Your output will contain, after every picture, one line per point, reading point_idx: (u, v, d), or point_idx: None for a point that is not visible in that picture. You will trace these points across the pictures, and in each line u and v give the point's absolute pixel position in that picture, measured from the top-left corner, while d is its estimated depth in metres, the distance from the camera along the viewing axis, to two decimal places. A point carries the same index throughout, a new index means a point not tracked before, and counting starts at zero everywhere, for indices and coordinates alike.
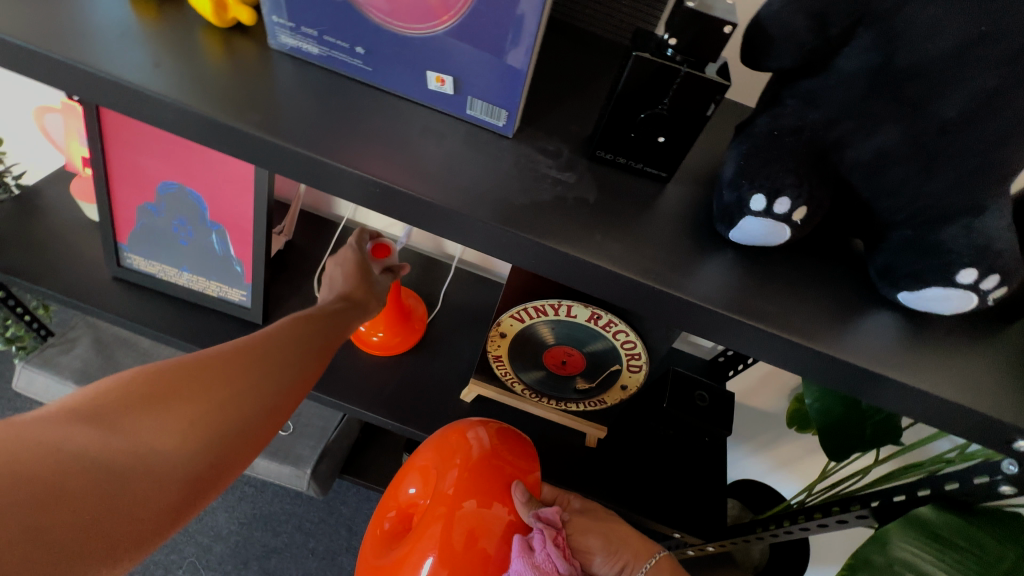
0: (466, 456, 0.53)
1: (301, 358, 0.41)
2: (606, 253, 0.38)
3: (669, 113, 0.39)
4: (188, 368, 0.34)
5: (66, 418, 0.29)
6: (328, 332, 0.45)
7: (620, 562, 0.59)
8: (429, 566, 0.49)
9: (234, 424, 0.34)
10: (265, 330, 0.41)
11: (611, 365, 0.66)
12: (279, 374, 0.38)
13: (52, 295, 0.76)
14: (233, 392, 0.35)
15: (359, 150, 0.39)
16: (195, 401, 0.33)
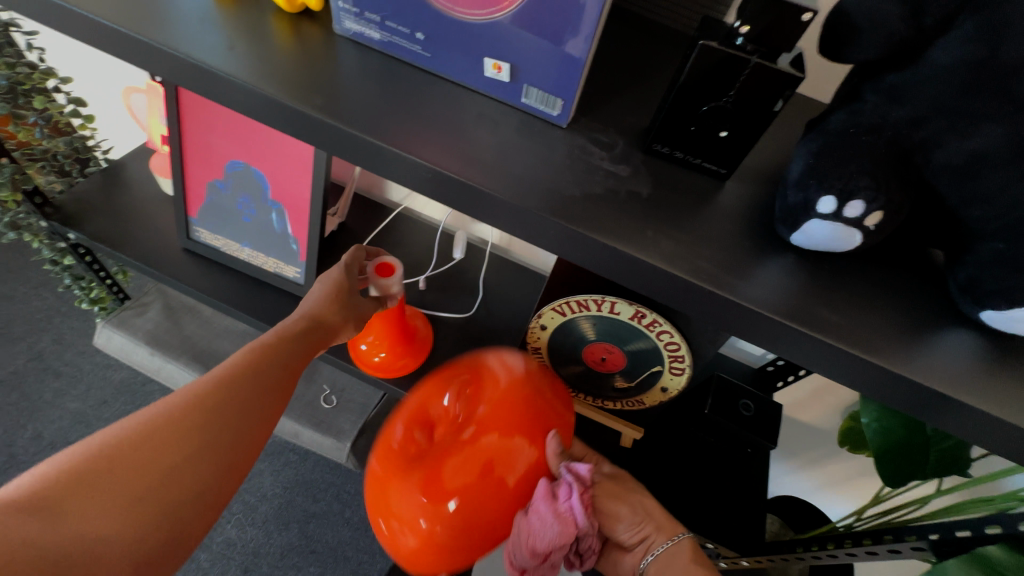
0: (508, 386, 0.51)
1: (250, 407, 0.43)
2: (657, 250, 0.37)
3: (734, 106, 0.37)
4: (134, 442, 0.37)
5: (20, 505, 0.32)
6: (280, 363, 0.47)
7: (643, 533, 0.60)
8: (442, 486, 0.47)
9: (184, 496, 0.38)
10: (219, 374, 0.43)
11: (653, 365, 0.64)
12: (230, 429, 0.41)
13: (130, 262, 0.83)
14: (177, 464, 0.38)
15: (413, 135, 0.39)
16: (144, 475, 0.36)
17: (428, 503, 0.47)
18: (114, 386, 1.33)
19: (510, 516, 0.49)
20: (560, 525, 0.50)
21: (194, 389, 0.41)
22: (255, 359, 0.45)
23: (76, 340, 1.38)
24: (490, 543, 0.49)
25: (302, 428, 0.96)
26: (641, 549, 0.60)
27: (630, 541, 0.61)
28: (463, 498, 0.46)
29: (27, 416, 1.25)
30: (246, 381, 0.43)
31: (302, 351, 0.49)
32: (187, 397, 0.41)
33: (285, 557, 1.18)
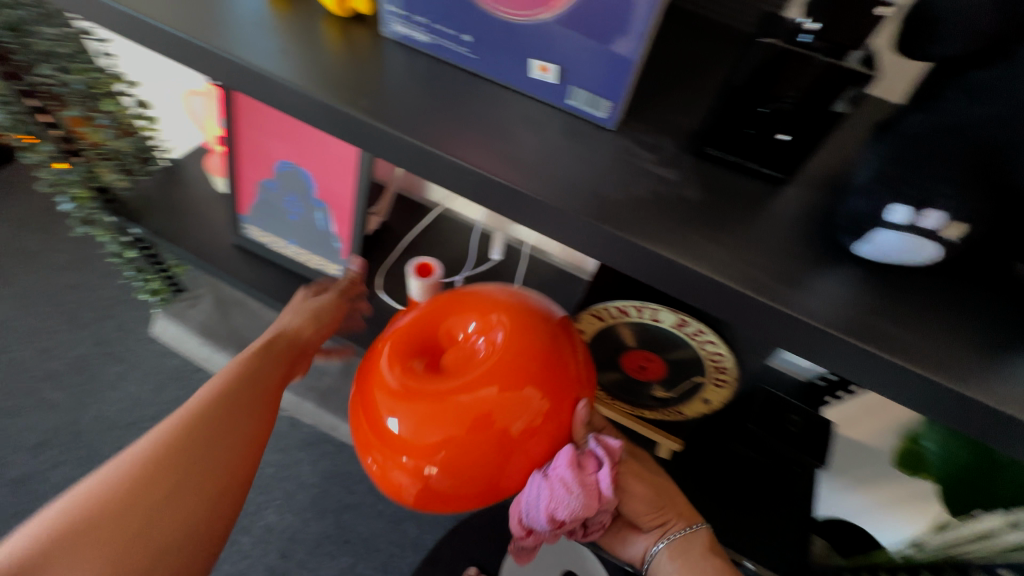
0: (531, 335, 0.47)
1: (229, 433, 0.47)
2: (708, 258, 0.35)
3: (795, 107, 0.35)
4: (122, 483, 0.41)
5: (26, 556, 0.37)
6: (254, 387, 0.51)
7: (662, 517, 0.56)
8: (438, 427, 0.44)
9: (181, 519, 0.42)
10: (194, 408, 0.47)
11: (695, 375, 0.63)
12: (214, 456, 0.45)
13: (186, 255, 0.87)
14: (166, 495, 0.42)
15: (457, 137, 0.39)
16: (137, 508, 0.41)
17: (425, 438, 0.44)
18: (168, 371, 1.41)
19: (508, 467, 0.46)
20: (583, 497, 0.47)
21: (171, 426, 0.45)
22: (229, 387, 0.49)
23: (136, 328, 1.47)
24: (481, 490, 0.47)
25: (340, 420, 0.99)
26: (654, 530, 0.57)
27: (644, 521, 0.57)
28: (459, 441, 0.44)
29: (91, 397, 1.35)
30: (215, 415, 0.47)
31: (275, 372, 0.53)
32: (165, 435, 0.44)
33: (320, 545, 1.22)
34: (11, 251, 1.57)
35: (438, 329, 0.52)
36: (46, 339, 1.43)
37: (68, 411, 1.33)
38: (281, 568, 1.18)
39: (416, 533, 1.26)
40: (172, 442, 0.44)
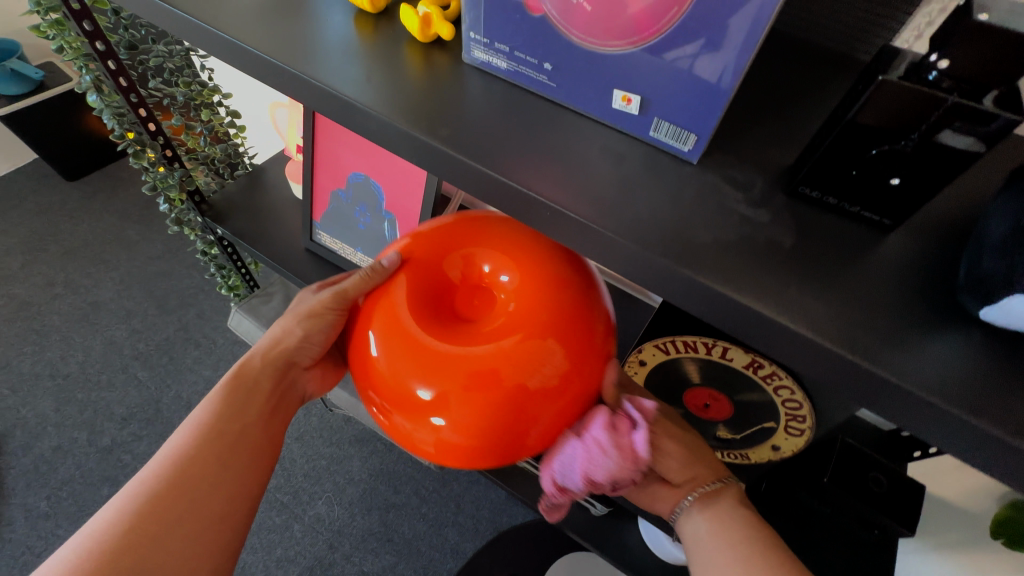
0: (558, 294, 0.47)
1: (213, 473, 0.52)
2: (802, 312, 0.32)
3: (915, 151, 0.31)
4: (123, 530, 0.48)
5: None
6: (232, 428, 0.55)
7: (690, 471, 0.54)
8: (449, 379, 0.44)
9: (179, 552, 0.49)
10: (178, 453, 0.52)
11: (766, 421, 0.58)
12: (200, 494, 0.51)
13: (261, 256, 0.92)
14: (161, 536, 0.48)
15: (534, 169, 0.38)
16: (138, 549, 0.47)
17: (438, 379, 0.45)
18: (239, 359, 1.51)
19: (525, 425, 0.45)
20: (616, 458, 0.46)
21: (156, 474, 0.51)
22: (208, 428, 0.54)
23: (214, 316, 1.59)
24: (487, 448, 0.46)
25: None
26: (684, 485, 0.54)
27: (672, 476, 0.54)
28: (472, 394, 0.44)
29: (172, 377, 1.48)
30: (188, 476, 0.51)
31: (249, 412, 0.56)
32: (150, 482, 0.50)
33: (365, 541, 1.25)
34: (115, 240, 1.75)
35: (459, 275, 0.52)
36: (138, 322, 1.58)
37: (152, 389, 1.46)
38: (328, 559, 1.22)
39: (457, 539, 1.27)
40: (142, 510, 0.49)
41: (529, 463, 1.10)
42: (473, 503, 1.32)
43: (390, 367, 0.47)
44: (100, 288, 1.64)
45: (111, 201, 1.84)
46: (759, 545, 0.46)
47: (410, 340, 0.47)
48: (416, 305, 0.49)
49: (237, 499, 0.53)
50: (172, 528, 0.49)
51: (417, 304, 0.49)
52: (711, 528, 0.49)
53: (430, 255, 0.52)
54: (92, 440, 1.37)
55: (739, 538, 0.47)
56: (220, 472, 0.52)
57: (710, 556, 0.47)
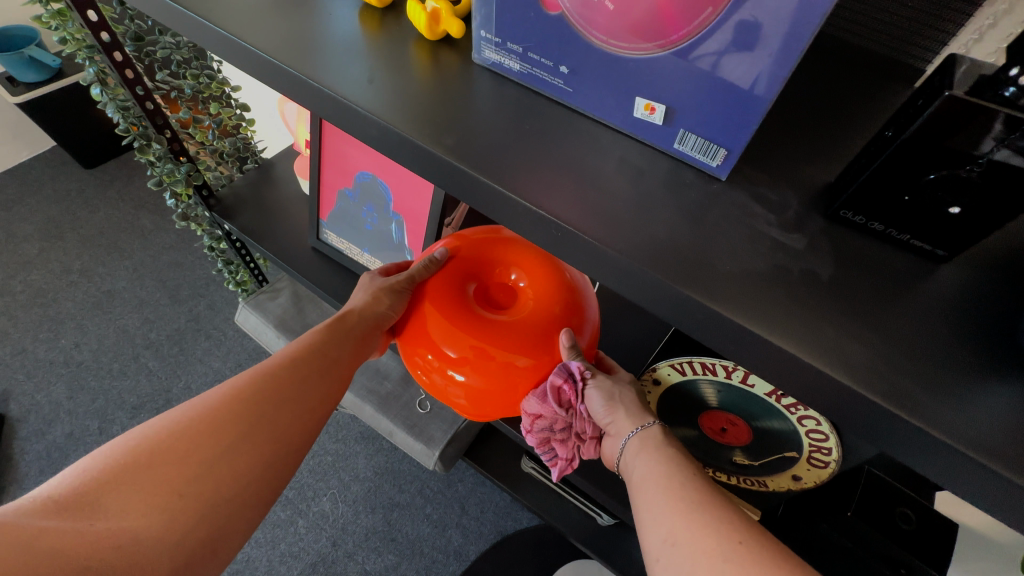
0: (570, 298, 0.52)
1: (308, 391, 0.50)
2: (842, 355, 0.29)
3: (979, 178, 0.27)
4: (226, 410, 0.46)
5: (149, 452, 0.42)
6: (331, 353, 0.53)
7: (610, 414, 0.50)
8: (458, 345, 0.48)
9: (265, 457, 0.46)
10: (280, 359, 0.51)
11: (787, 450, 0.55)
12: (295, 407, 0.49)
13: (267, 254, 0.91)
14: (255, 433, 0.46)
15: (545, 183, 0.35)
16: (235, 434, 0.45)
17: (450, 340, 0.49)
18: (247, 351, 1.53)
19: (516, 395, 0.50)
20: (543, 405, 0.50)
21: (261, 368, 0.49)
22: (313, 344, 0.52)
23: (225, 308, 1.60)
24: (481, 405, 0.51)
25: (396, 428, 0.99)
26: (615, 430, 0.50)
27: (602, 422, 0.51)
28: (475, 359, 0.48)
29: (182, 368, 1.49)
30: (291, 375, 0.50)
31: (345, 348, 0.54)
32: (255, 376, 0.49)
33: (368, 540, 1.25)
34: (130, 229, 1.76)
35: (495, 266, 0.55)
36: (151, 311, 1.59)
37: (162, 379, 1.47)
38: (331, 557, 1.22)
39: (460, 542, 1.25)
40: (249, 390, 0.48)
41: (536, 469, 1.08)
42: (478, 506, 1.31)
43: (420, 326, 0.52)
44: (114, 276, 1.65)
45: (127, 189, 1.86)
46: (682, 470, 0.43)
47: (441, 307, 0.51)
48: (453, 285, 0.53)
49: (321, 414, 0.51)
50: (267, 418, 0.47)
51: (454, 281, 0.53)
52: (634, 460, 0.46)
53: (472, 247, 0.55)
54: (103, 428, 1.38)
55: (663, 464, 0.44)
56: (319, 382, 0.51)
57: (635, 478, 0.45)
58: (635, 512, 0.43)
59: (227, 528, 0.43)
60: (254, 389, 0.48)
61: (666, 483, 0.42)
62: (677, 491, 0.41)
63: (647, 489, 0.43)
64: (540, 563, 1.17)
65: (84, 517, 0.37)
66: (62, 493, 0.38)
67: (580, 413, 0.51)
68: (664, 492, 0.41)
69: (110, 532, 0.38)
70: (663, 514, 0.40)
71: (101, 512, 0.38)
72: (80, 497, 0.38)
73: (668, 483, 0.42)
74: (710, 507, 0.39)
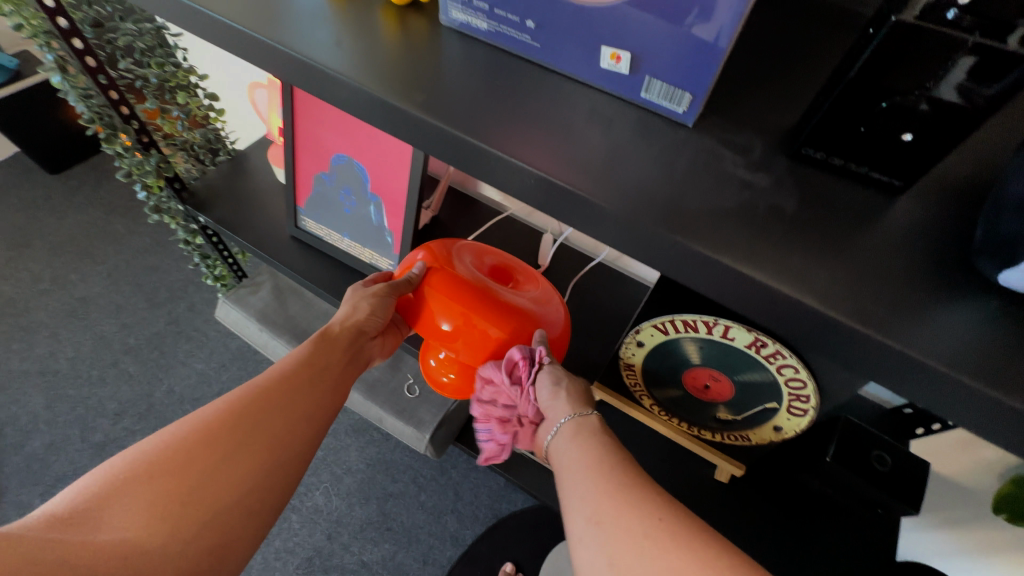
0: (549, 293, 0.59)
1: (301, 401, 0.52)
2: (813, 282, 0.30)
3: (928, 104, 0.29)
4: (222, 423, 0.47)
5: (146, 466, 0.43)
6: (319, 366, 0.55)
7: (552, 398, 0.52)
8: (457, 317, 0.53)
9: (263, 465, 0.47)
10: (271, 370, 0.52)
11: (768, 402, 0.56)
12: (289, 417, 0.50)
13: (246, 244, 0.90)
14: (250, 443, 0.47)
15: (518, 136, 0.35)
16: (232, 444, 0.46)
17: (451, 314, 0.53)
18: (231, 351, 1.52)
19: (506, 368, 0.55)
20: (495, 370, 0.53)
21: (254, 380, 0.51)
22: (301, 357, 0.54)
23: (205, 309, 1.58)
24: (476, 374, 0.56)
25: (385, 414, 0.99)
26: (552, 414, 0.51)
27: (543, 405, 0.52)
28: (472, 329, 0.53)
29: (164, 372, 1.47)
30: (284, 386, 0.51)
31: (332, 359, 0.56)
32: (247, 388, 0.50)
33: (364, 531, 1.24)
34: (101, 234, 1.72)
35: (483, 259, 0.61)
36: (128, 316, 1.55)
37: (144, 384, 1.44)
38: (327, 550, 1.21)
39: (456, 527, 1.26)
40: (243, 402, 0.49)
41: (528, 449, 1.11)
42: (472, 490, 1.32)
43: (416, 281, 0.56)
44: (87, 283, 1.61)
45: (95, 195, 1.81)
46: (610, 456, 0.45)
47: (437, 278, 0.55)
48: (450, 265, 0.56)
49: (319, 423, 0.53)
50: (263, 427, 0.48)
51: (453, 261, 0.57)
52: (562, 446, 0.49)
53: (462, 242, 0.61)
54: (85, 436, 1.36)
55: (596, 451, 0.46)
56: (313, 393, 0.53)
57: (563, 465, 0.47)
58: (562, 495, 0.45)
59: (230, 537, 0.44)
60: (248, 401, 0.49)
61: (596, 469, 0.44)
62: (606, 475, 0.43)
63: (577, 473, 0.45)
64: (535, 542, 1.19)
65: (86, 530, 0.39)
66: (67, 508, 0.39)
67: (526, 394, 0.53)
68: (593, 475, 0.44)
69: (116, 542, 0.39)
70: (593, 494, 0.42)
71: (104, 524, 0.39)
72: (79, 513, 0.39)
73: (598, 468, 0.44)
74: (634, 492, 0.42)
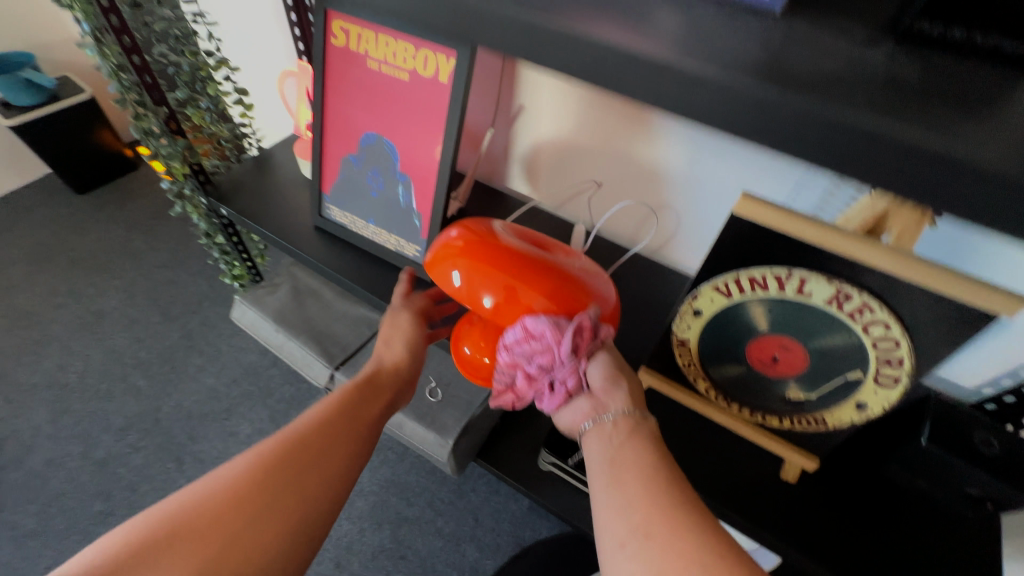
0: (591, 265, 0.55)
1: (333, 456, 0.48)
2: (966, 141, 0.25)
3: None
4: (250, 479, 0.44)
5: (172, 526, 0.41)
6: (351, 417, 0.52)
7: (609, 386, 0.49)
8: (499, 292, 0.49)
9: (291, 525, 0.44)
10: (302, 421, 0.50)
11: (850, 372, 0.49)
12: (318, 474, 0.47)
13: (267, 234, 0.87)
14: (279, 501, 0.44)
15: (587, 18, 0.32)
16: (259, 503, 0.44)
17: (494, 289, 0.49)
18: (242, 367, 1.46)
19: None
20: (550, 328, 0.47)
21: (285, 432, 0.48)
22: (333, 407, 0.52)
23: (219, 324, 1.54)
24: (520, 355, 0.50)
25: (405, 419, 0.93)
26: (605, 400, 0.48)
27: (594, 389, 0.49)
28: (518, 304, 0.49)
29: (173, 387, 1.41)
30: (315, 440, 0.48)
31: (365, 411, 0.53)
32: (279, 439, 0.47)
33: (375, 558, 1.14)
34: (121, 250, 1.71)
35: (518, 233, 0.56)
36: (141, 330, 1.52)
37: (151, 399, 1.39)
38: None
39: (475, 556, 1.15)
40: (273, 455, 0.46)
41: (556, 465, 1.02)
42: (493, 516, 1.21)
43: (456, 245, 0.52)
44: (103, 297, 1.59)
45: (118, 213, 1.82)
46: (657, 470, 0.43)
47: (475, 251, 0.50)
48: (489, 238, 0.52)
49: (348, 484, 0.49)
50: (293, 485, 0.45)
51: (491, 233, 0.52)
52: (601, 441, 0.46)
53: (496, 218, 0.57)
54: (87, 453, 1.29)
55: (644, 458, 0.44)
56: (342, 452, 0.49)
57: (600, 465, 0.45)
58: (596, 501, 0.43)
59: None
60: (279, 454, 0.46)
61: (642, 480, 0.42)
62: (649, 488, 0.41)
63: (624, 477, 0.43)
64: None
65: None
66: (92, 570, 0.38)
67: (577, 371, 0.49)
68: (642, 483, 0.42)
69: None
70: (640, 503, 0.41)
71: None
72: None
73: (643, 480, 0.42)
74: (684, 506, 0.40)
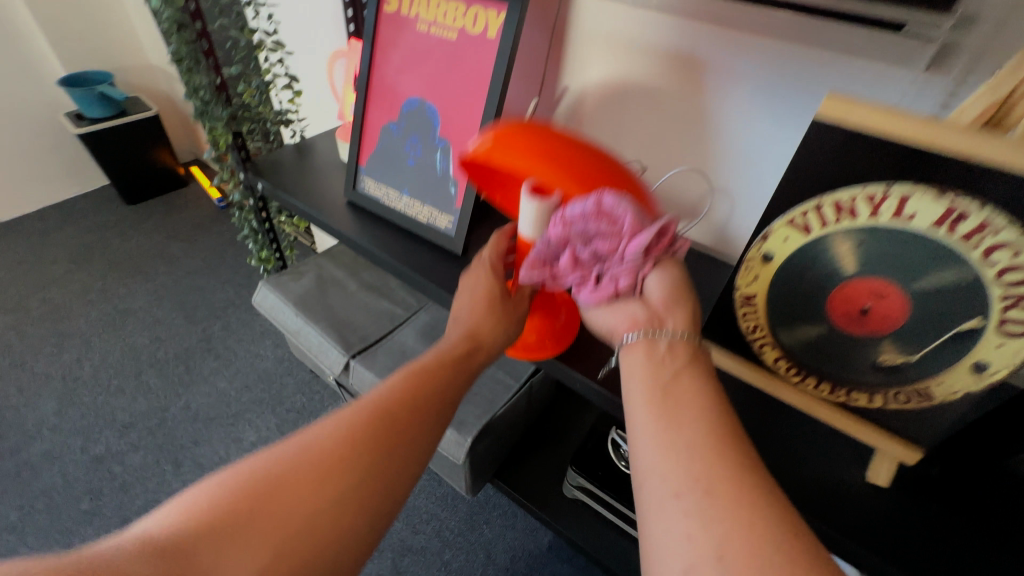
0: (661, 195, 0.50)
1: (416, 435, 0.43)
2: None
3: None
4: (331, 455, 0.40)
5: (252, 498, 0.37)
6: (437, 392, 0.46)
7: (676, 304, 0.40)
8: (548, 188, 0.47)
9: (375, 500, 0.40)
10: (382, 391, 0.44)
11: (965, 321, 0.40)
12: (402, 451, 0.42)
13: (299, 207, 0.85)
14: (360, 478, 0.40)
15: None
16: (341, 480, 0.39)
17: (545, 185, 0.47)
18: (256, 373, 1.41)
19: None
20: (628, 220, 0.40)
21: (365, 403, 0.43)
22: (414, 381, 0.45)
23: (240, 330, 1.51)
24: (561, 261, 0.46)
25: None
26: (665, 315, 0.39)
27: (656, 300, 0.40)
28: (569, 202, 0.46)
29: (184, 388, 1.36)
30: (399, 415, 0.43)
31: (450, 386, 0.47)
32: (361, 410, 0.42)
33: None
34: (157, 256, 1.75)
35: None
36: (163, 330, 1.51)
37: (161, 398, 1.34)
38: None
39: None
40: (355, 428, 0.41)
41: (584, 488, 0.90)
42: (507, 554, 1.06)
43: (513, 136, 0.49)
44: (132, 297, 1.60)
45: (161, 223, 1.88)
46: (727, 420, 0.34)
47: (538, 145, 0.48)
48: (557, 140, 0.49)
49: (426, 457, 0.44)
50: (375, 463, 0.40)
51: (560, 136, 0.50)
52: (649, 360, 0.37)
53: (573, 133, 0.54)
54: (86, 448, 1.23)
55: (707, 396, 0.35)
56: (428, 418, 0.44)
57: (650, 392, 0.36)
58: (638, 438, 0.35)
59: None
60: (361, 427, 0.41)
61: (705, 428, 0.33)
62: (714, 439, 0.33)
63: (682, 413, 0.34)
64: None
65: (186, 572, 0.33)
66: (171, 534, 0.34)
67: (640, 274, 0.41)
68: (706, 430, 0.33)
69: None
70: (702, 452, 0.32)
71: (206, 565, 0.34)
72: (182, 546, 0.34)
73: (705, 427, 0.33)
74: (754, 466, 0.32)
